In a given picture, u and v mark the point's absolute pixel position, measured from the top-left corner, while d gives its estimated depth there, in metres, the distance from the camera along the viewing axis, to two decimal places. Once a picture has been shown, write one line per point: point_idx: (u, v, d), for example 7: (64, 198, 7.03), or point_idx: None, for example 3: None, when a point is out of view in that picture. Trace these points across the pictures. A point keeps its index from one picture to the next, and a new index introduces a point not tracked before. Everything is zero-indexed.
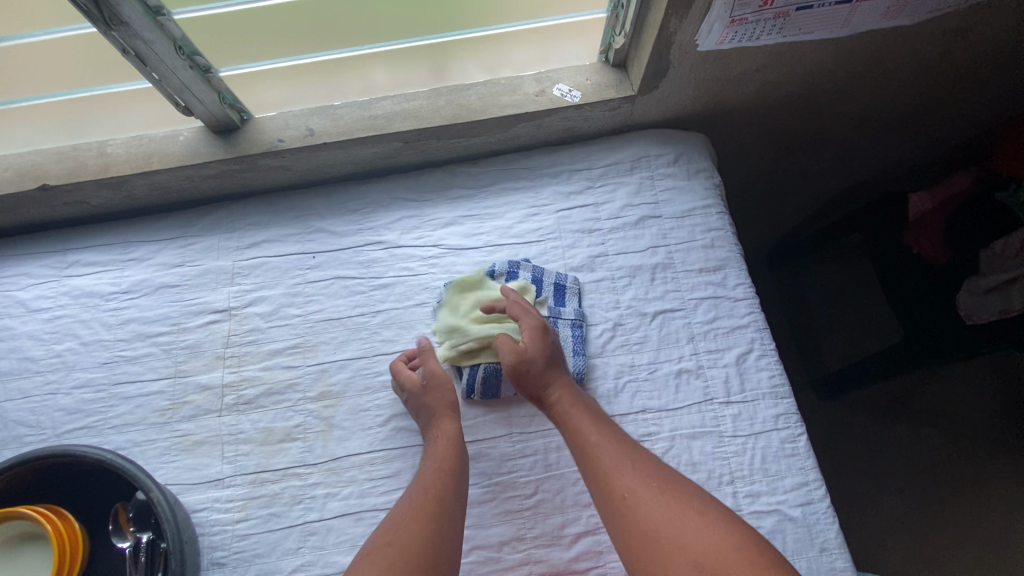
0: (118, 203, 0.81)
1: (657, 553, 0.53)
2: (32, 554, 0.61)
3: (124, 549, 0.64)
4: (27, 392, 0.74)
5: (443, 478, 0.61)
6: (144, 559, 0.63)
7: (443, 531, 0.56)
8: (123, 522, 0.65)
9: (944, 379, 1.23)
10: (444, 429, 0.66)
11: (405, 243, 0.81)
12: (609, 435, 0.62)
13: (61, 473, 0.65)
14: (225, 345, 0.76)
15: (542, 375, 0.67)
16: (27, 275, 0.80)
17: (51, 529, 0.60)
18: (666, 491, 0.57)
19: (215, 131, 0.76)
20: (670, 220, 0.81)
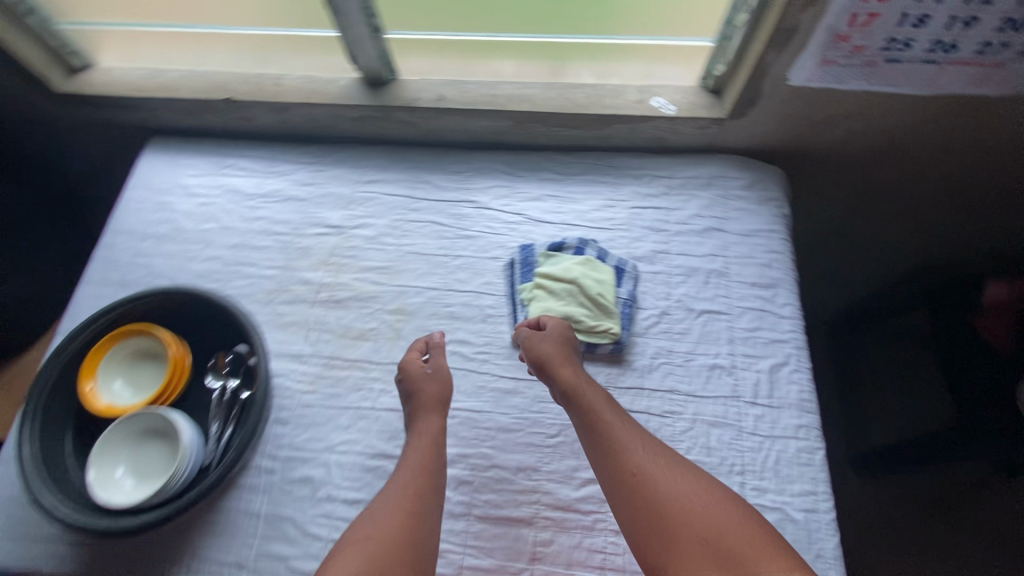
0: (276, 126, 0.99)
1: (661, 528, 0.56)
2: (153, 370, 0.77)
3: (214, 389, 0.77)
4: (171, 253, 0.91)
5: (424, 473, 0.65)
6: (226, 402, 0.76)
7: (418, 534, 0.59)
8: (217, 367, 0.78)
9: (1002, 496, 1.15)
10: (430, 424, 0.70)
11: (494, 206, 0.93)
12: (613, 415, 0.65)
13: (179, 316, 0.80)
14: (329, 254, 0.90)
15: (557, 360, 0.71)
16: (193, 167, 0.98)
17: (173, 354, 0.75)
18: (672, 471, 0.59)
19: (368, 83, 0.93)
20: (734, 236, 0.88)
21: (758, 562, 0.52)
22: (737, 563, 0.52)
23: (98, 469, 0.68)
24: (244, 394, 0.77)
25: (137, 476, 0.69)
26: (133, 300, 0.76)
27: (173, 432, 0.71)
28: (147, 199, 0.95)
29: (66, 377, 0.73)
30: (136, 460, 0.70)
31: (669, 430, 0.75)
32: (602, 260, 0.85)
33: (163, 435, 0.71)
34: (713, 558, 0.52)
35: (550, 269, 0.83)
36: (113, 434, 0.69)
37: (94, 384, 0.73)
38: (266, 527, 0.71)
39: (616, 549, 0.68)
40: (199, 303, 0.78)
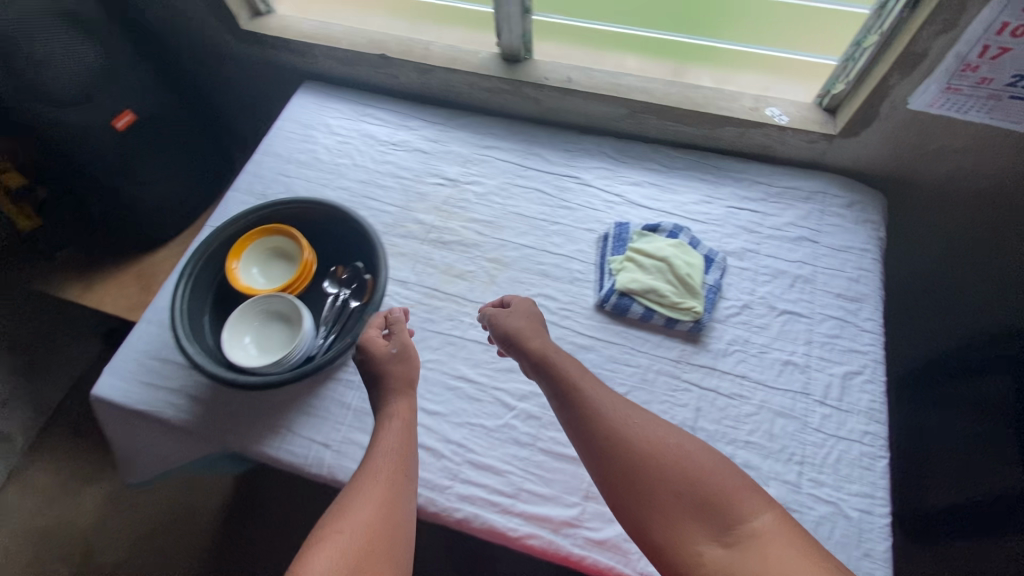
0: (414, 86, 1.11)
1: (639, 485, 0.59)
2: (280, 266, 0.87)
3: (330, 294, 0.87)
4: (307, 177, 1.03)
5: (396, 460, 0.65)
6: (338, 307, 0.86)
7: (392, 519, 0.60)
8: (337, 276, 0.89)
9: None
10: (399, 407, 0.71)
11: (597, 184, 0.99)
12: (584, 381, 0.68)
13: (312, 226, 0.91)
14: (443, 202, 1.00)
15: (529, 331, 0.75)
16: (337, 110, 1.11)
17: (306, 258, 0.84)
18: (643, 430, 0.62)
19: (505, 58, 1.03)
20: (825, 248, 0.91)
21: (736, 506, 0.56)
22: (717, 513, 0.56)
23: (230, 334, 0.78)
24: (354, 303, 0.87)
25: (260, 347, 0.80)
26: (281, 203, 0.88)
27: (294, 317, 0.80)
28: (295, 130, 1.08)
29: (218, 253, 0.85)
30: (260, 333, 0.80)
31: (735, 411, 0.78)
32: (694, 246, 0.90)
33: (285, 318, 0.81)
34: (692, 510, 0.56)
35: (643, 246, 0.89)
36: (243, 309, 0.80)
37: (237, 264, 0.85)
38: (354, 417, 0.80)
39: None
40: (335, 218, 0.89)
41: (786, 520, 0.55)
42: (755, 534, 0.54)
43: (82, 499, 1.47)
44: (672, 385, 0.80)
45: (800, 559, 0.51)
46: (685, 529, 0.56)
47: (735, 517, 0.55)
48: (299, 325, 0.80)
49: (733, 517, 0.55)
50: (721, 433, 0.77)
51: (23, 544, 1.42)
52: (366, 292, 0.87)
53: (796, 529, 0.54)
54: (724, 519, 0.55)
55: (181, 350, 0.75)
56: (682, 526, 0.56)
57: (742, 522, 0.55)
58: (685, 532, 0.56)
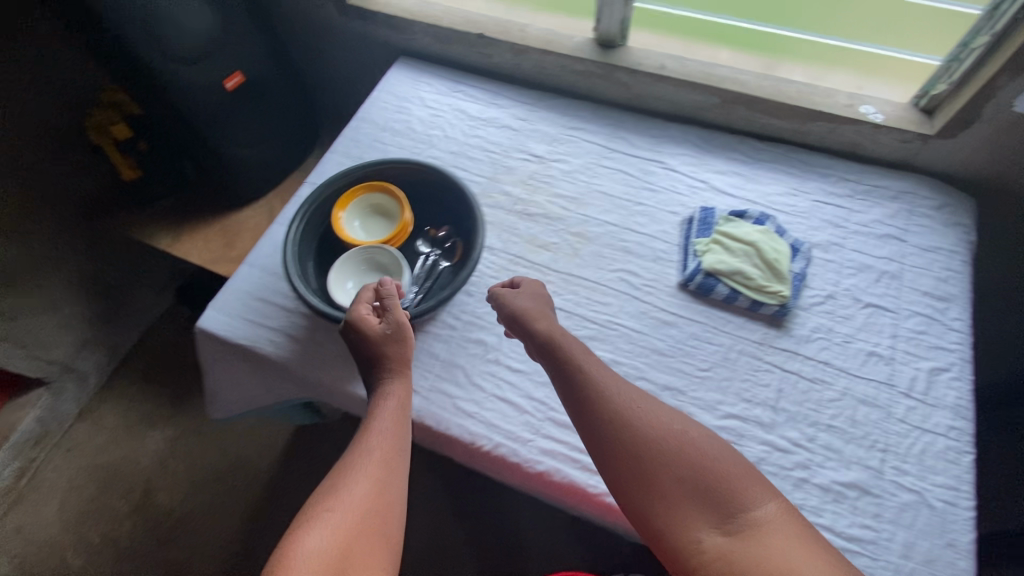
0: (506, 67, 1.14)
1: (642, 471, 0.63)
2: (379, 222, 0.91)
3: (422, 253, 0.91)
4: (401, 145, 1.07)
5: (393, 440, 0.70)
6: (428, 266, 0.89)
7: (385, 497, 0.66)
8: (431, 236, 0.92)
9: None
10: (397, 389, 0.75)
11: (681, 170, 1.01)
12: (590, 364, 0.72)
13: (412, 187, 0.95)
14: (530, 176, 1.03)
15: (535, 315, 0.78)
16: (430, 85, 1.16)
17: (405, 218, 0.88)
18: (649, 415, 0.66)
19: (600, 43, 1.06)
20: (913, 247, 0.91)
21: (736, 497, 0.59)
22: (716, 503, 0.59)
23: (335, 279, 0.83)
24: (445, 264, 0.90)
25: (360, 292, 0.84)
26: (386, 163, 0.93)
27: (393, 271, 0.85)
28: (390, 101, 1.14)
29: (325, 204, 0.90)
30: (361, 280, 0.85)
31: (818, 395, 0.79)
32: (780, 234, 0.91)
33: (384, 269, 0.86)
34: (694, 496, 0.60)
35: (730, 230, 0.90)
36: (347, 257, 0.85)
37: (343, 214, 0.90)
38: (442, 368, 0.83)
39: None
40: (434, 181, 0.94)
41: (785, 512, 0.59)
42: (757, 523, 0.57)
43: (145, 442, 1.54)
44: (754, 365, 0.81)
45: (800, 550, 0.55)
46: (685, 516, 0.60)
47: (736, 506, 0.59)
48: (399, 278, 0.84)
49: (734, 507, 0.59)
50: (802, 415, 0.77)
51: (89, 480, 1.49)
52: (457, 254, 0.91)
53: (798, 519, 0.59)
54: (723, 509, 0.59)
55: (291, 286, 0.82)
56: (684, 515, 0.60)
57: (745, 510, 0.59)
58: (685, 520, 0.60)
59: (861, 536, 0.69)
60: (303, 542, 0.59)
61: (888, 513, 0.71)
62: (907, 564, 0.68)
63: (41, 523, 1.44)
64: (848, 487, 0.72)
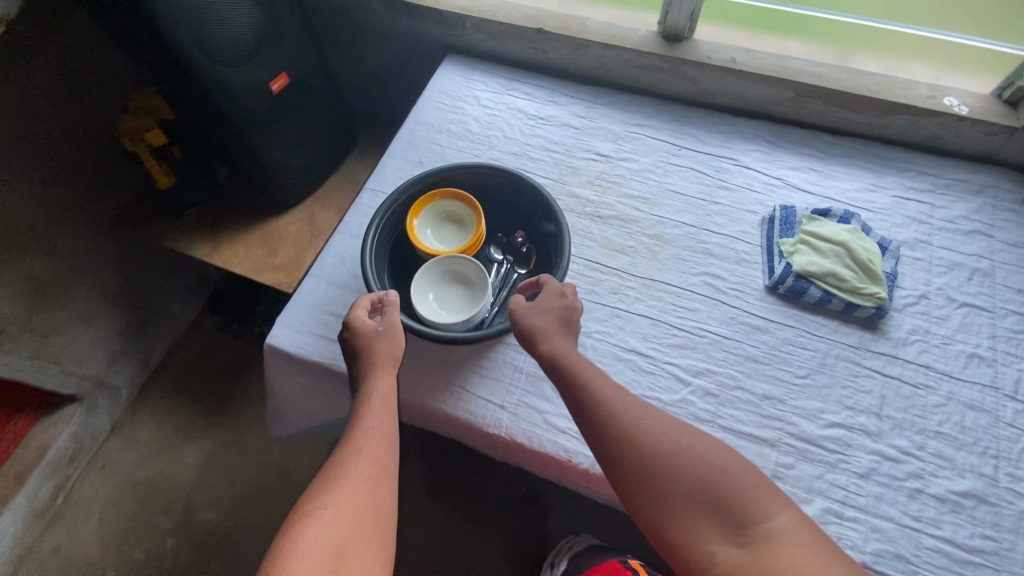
0: (562, 63, 1.11)
1: (652, 488, 0.61)
2: (452, 229, 0.88)
3: (495, 261, 0.88)
4: (460, 146, 1.03)
5: (384, 437, 0.67)
6: (502, 274, 0.86)
7: (378, 496, 0.62)
8: (505, 243, 0.90)
9: None
10: (384, 385, 0.70)
11: (755, 167, 0.98)
12: (597, 380, 0.69)
13: (484, 191, 0.91)
14: (597, 176, 0.98)
15: (546, 335, 0.73)
16: (483, 83, 1.12)
17: (479, 229, 0.83)
18: (658, 430, 0.64)
19: (664, 36, 1.03)
20: (1001, 243, 0.88)
21: (746, 506, 0.58)
22: (725, 512, 0.58)
23: (416, 290, 0.80)
24: (519, 271, 0.87)
25: (440, 306, 0.80)
26: (454, 167, 0.87)
27: (476, 282, 0.81)
28: (443, 101, 1.09)
29: (399, 212, 0.86)
30: (441, 294, 0.81)
31: (922, 400, 0.76)
32: (867, 233, 0.88)
33: (465, 280, 0.82)
34: (705, 511, 0.58)
35: (816, 229, 0.88)
36: (425, 268, 0.81)
37: (416, 223, 0.87)
38: (528, 381, 0.79)
39: (858, 490, 0.71)
40: (504, 184, 0.88)
41: (794, 521, 0.57)
42: (769, 535, 0.55)
43: (183, 455, 1.50)
44: (853, 371, 0.79)
45: (815, 562, 0.53)
46: (694, 527, 0.58)
47: (745, 516, 0.57)
48: (481, 291, 0.80)
49: (743, 516, 0.57)
50: (908, 422, 0.75)
51: (127, 497, 1.45)
52: (530, 261, 0.88)
53: (810, 529, 0.57)
54: (732, 518, 0.57)
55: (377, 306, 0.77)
56: (694, 525, 0.58)
57: (756, 524, 0.56)
58: (694, 529, 0.58)
59: (982, 548, 0.67)
60: (297, 540, 0.54)
61: (1006, 523, 0.69)
62: None
63: (80, 541, 1.39)
64: (962, 497, 0.70)
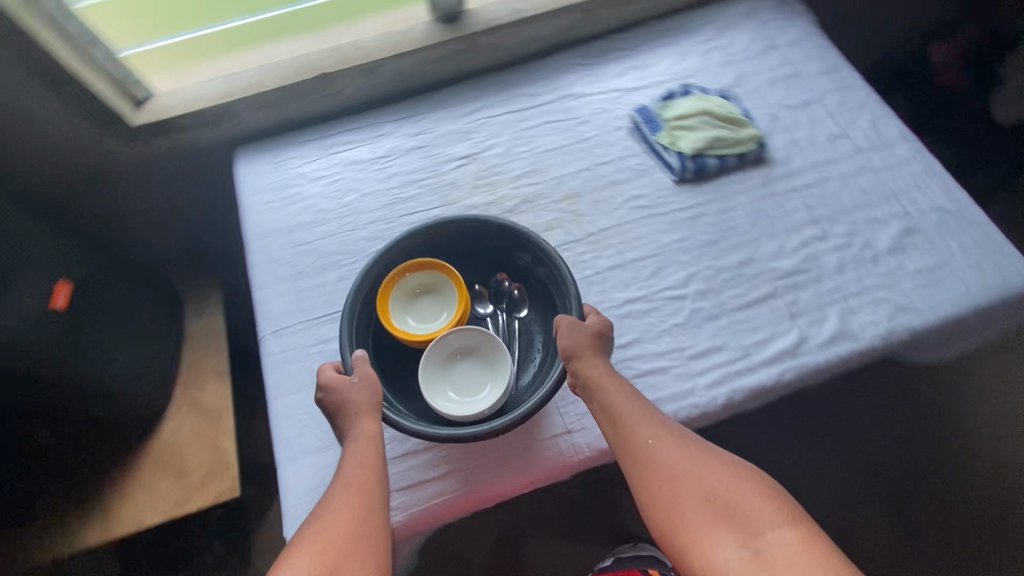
0: (362, 94, 1.03)
1: (668, 490, 0.59)
2: (427, 307, 0.77)
3: (485, 313, 0.81)
4: (330, 231, 0.90)
5: (371, 473, 0.64)
6: (501, 325, 0.79)
7: (369, 520, 0.60)
8: (491, 292, 0.82)
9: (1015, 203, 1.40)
10: (365, 430, 0.66)
11: (591, 91, 1.02)
12: (625, 392, 0.68)
13: (456, 247, 0.81)
14: (477, 178, 0.94)
15: (589, 360, 0.69)
16: (300, 156, 0.99)
17: (460, 303, 0.74)
18: (679, 443, 0.63)
19: (443, 20, 1.01)
20: (787, 46, 1.05)
21: (760, 513, 0.56)
22: (740, 517, 0.55)
23: (424, 377, 0.71)
24: (520, 315, 0.80)
25: (460, 394, 0.72)
26: (397, 242, 0.77)
27: (491, 354, 0.73)
28: (273, 198, 0.95)
29: (365, 315, 0.75)
30: (456, 381, 0.72)
31: (831, 191, 0.90)
32: (707, 93, 0.99)
33: (479, 354, 0.74)
34: (718, 516, 0.56)
35: (676, 113, 0.96)
36: (428, 354, 0.72)
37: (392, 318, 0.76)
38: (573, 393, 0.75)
39: (845, 283, 0.82)
40: (456, 235, 0.80)
41: (803, 531, 0.54)
42: (775, 540, 0.53)
43: None
44: (777, 201, 0.90)
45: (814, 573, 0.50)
46: (702, 530, 0.56)
47: (756, 523, 0.55)
48: (500, 363, 0.72)
49: (755, 524, 0.55)
50: (835, 212, 0.88)
51: None
52: (523, 300, 0.81)
53: (814, 535, 0.54)
54: (748, 524, 0.55)
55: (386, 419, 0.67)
56: (705, 530, 0.56)
57: (766, 530, 0.54)
58: (706, 534, 0.55)
59: (936, 262, 0.82)
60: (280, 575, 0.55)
61: (938, 236, 0.84)
62: (971, 256, 0.82)
63: None
64: (900, 237, 0.85)
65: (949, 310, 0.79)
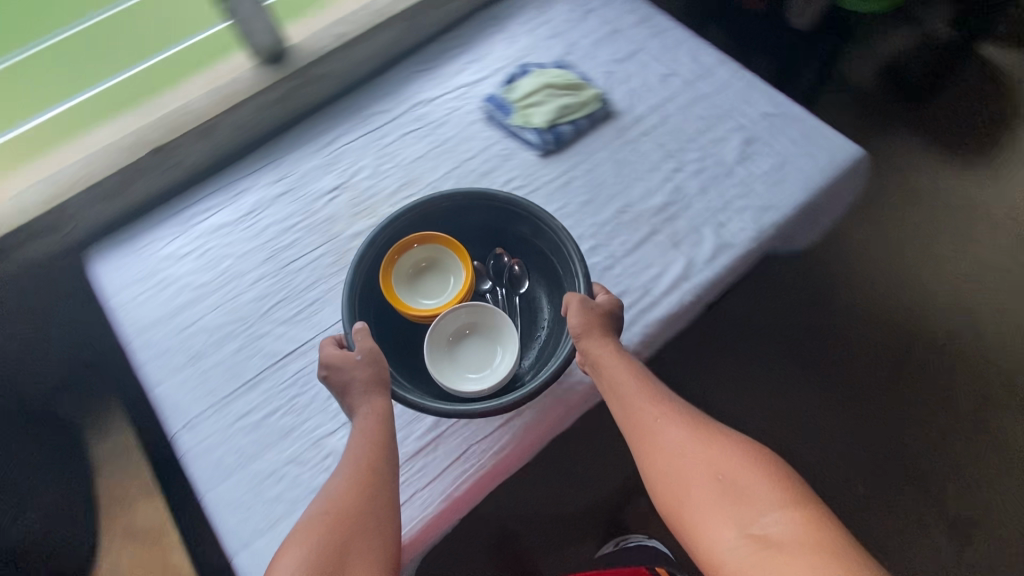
0: (207, 157, 0.99)
1: (673, 470, 0.60)
2: (428, 288, 0.82)
3: (485, 289, 0.84)
4: (217, 303, 0.86)
5: (374, 449, 0.66)
6: (501, 298, 0.83)
7: (374, 496, 0.62)
8: (489, 269, 0.85)
9: (832, 98, 1.61)
10: (372, 406, 0.69)
11: (438, 93, 1.04)
12: (633, 375, 0.68)
13: (459, 219, 0.83)
14: (353, 206, 0.93)
15: (596, 344, 0.70)
16: (161, 239, 0.93)
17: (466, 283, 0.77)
18: (687, 425, 0.63)
19: (268, 62, 1.02)
20: (602, 6, 1.12)
21: (765, 495, 0.54)
22: (744, 497, 0.55)
23: (429, 349, 0.75)
24: (520, 291, 0.84)
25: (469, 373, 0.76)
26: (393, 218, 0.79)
27: (501, 333, 0.78)
28: (143, 289, 0.89)
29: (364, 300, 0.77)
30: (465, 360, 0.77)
31: (677, 125, 0.98)
32: (544, 68, 1.04)
33: (484, 330, 0.79)
34: (723, 496, 0.56)
35: (520, 94, 1.00)
36: (434, 330, 0.76)
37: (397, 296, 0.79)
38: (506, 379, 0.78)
39: (710, 203, 0.90)
40: (450, 214, 0.83)
41: (811, 516, 0.52)
42: (777, 523, 0.52)
43: None
44: (634, 148, 0.96)
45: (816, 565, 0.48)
46: (707, 513, 0.56)
47: (759, 505, 0.54)
48: (511, 341, 0.76)
49: (759, 506, 0.54)
50: (685, 142, 0.96)
51: None
52: (518, 278, 0.84)
53: (821, 521, 0.51)
54: (751, 504, 0.54)
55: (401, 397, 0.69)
56: (709, 511, 0.56)
57: (770, 513, 0.53)
58: (710, 516, 0.55)
59: (777, 161, 0.92)
60: (282, 562, 0.57)
61: (773, 138, 0.94)
62: (802, 148, 0.93)
63: None
64: (744, 149, 0.94)
65: (798, 199, 0.89)
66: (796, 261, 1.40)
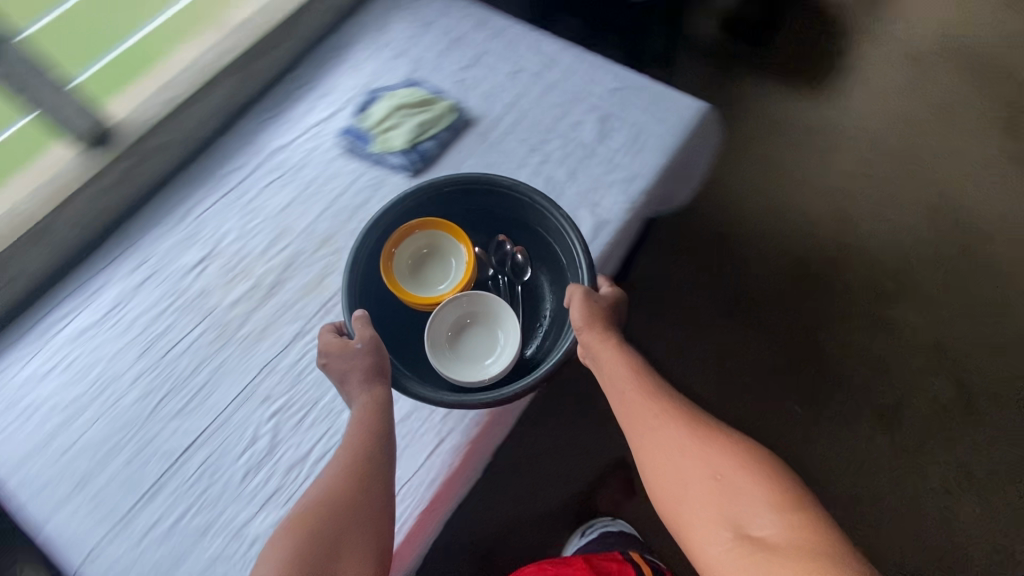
0: (49, 262, 0.91)
1: (670, 468, 0.58)
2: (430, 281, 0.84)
3: (489, 275, 0.86)
4: (95, 415, 0.79)
5: (370, 439, 0.65)
6: (501, 284, 0.86)
7: (365, 491, 0.62)
8: (495, 258, 0.87)
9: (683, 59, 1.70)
10: (371, 394, 0.68)
11: (291, 137, 1.00)
12: (635, 374, 0.68)
13: (465, 207, 0.86)
14: (225, 273, 0.87)
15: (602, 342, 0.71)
16: (16, 362, 0.84)
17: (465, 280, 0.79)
18: (687, 424, 0.61)
19: (93, 145, 0.95)
20: (438, 17, 1.12)
21: (762, 497, 0.52)
22: (740, 497, 0.53)
23: (430, 342, 0.78)
24: (523, 280, 0.86)
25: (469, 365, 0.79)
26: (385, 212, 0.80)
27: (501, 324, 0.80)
28: (4, 422, 0.80)
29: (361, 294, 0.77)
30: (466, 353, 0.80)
31: (534, 117, 0.99)
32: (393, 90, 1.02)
33: (484, 320, 0.82)
34: (719, 496, 0.54)
35: (375, 120, 0.98)
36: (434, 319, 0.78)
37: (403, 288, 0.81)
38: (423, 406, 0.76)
39: (581, 185, 0.92)
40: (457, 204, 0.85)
41: (807, 519, 0.49)
42: (773, 526, 0.50)
43: None
44: (498, 149, 0.97)
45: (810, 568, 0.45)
46: (704, 515, 0.54)
47: (755, 506, 0.52)
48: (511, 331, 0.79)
49: (755, 506, 0.52)
50: (546, 133, 0.97)
51: None
52: (523, 266, 0.87)
53: (816, 526, 0.49)
54: (747, 503, 0.52)
55: (410, 389, 0.70)
56: (704, 511, 0.54)
57: (768, 515, 0.51)
58: (706, 516, 0.53)
59: (633, 132, 0.95)
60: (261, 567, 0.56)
61: (625, 111, 0.98)
62: (653, 115, 0.97)
63: None
64: (600, 127, 0.97)
65: (659, 164, 0.93)
66: (686, 217, 1.46)
